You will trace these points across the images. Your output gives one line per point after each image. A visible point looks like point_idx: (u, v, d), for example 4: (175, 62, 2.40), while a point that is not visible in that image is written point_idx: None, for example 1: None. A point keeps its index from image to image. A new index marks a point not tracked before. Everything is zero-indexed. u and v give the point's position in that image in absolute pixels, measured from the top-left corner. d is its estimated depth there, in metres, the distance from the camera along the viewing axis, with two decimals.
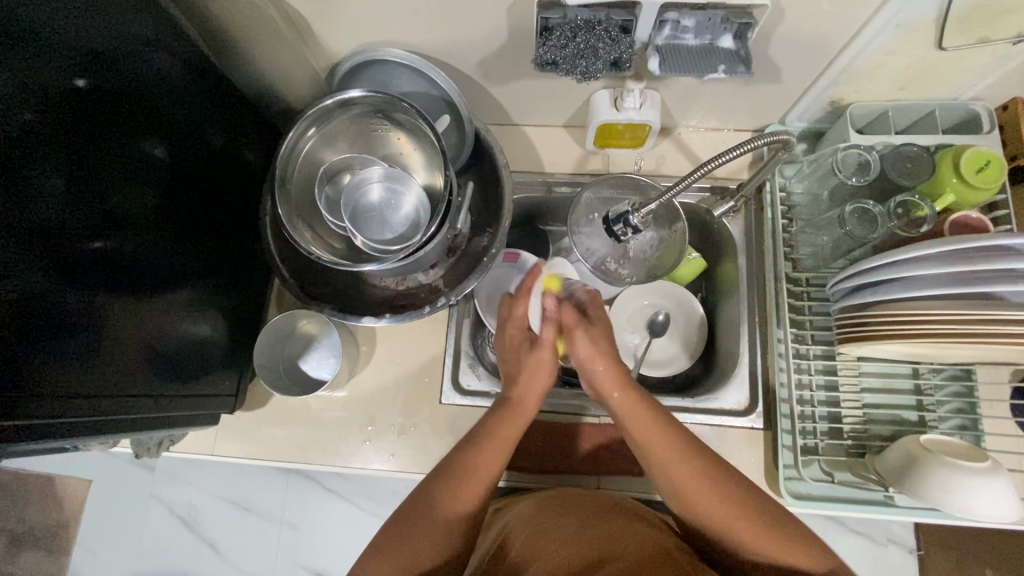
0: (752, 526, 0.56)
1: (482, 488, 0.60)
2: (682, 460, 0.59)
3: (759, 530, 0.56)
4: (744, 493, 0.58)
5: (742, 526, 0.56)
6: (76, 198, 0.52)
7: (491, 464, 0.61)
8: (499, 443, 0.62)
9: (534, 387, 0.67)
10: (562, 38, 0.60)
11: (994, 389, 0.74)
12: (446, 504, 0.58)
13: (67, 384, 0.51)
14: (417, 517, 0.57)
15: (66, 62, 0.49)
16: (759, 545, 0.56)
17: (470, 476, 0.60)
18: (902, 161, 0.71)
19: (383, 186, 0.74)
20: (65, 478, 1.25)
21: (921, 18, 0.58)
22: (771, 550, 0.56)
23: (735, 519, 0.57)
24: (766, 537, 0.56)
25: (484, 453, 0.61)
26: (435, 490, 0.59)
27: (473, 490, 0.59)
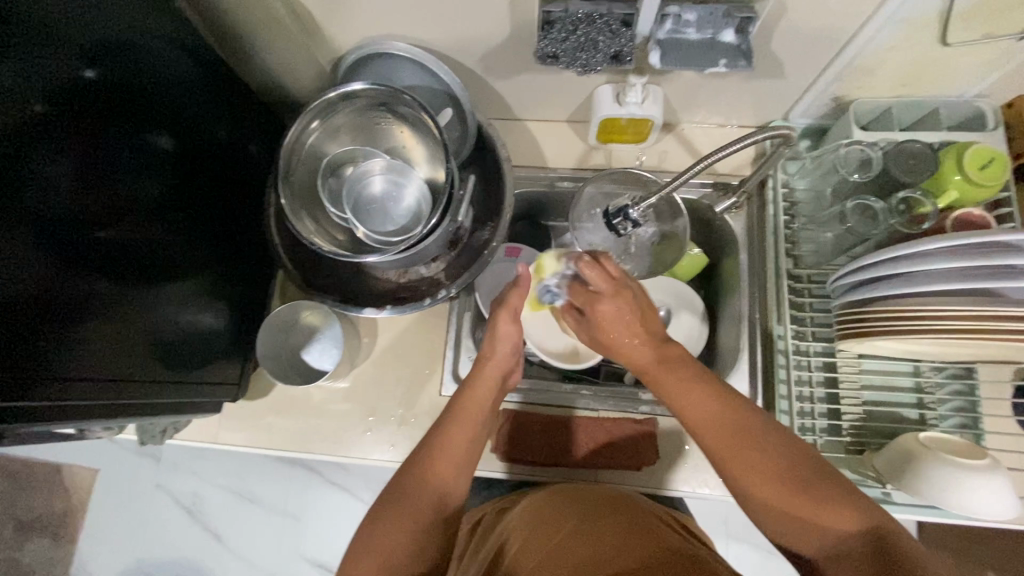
0: (762, 477, 0.51)
1: (456, 464, 0.60)
2: (705, 410, 0.55)
3: (767, 480, 0.51)
4: (748, 445, 0.53)
5: (752, 479, 0.52)
6: (84, 187, 0.53)
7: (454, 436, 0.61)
8: (467, 415, 0.63)
9: (503, 359, 0.67)
10: (563, 31, 0.61)
11: (996, 388, 0.74)
12: (424, 484, 0.58)
13: (72, 368, 0.52)
14: (395, 503, 0.57)
15: (75, 53, 0.50)
16: (773, 498, 0.51)
17: (444, 452, 0.60)
18: (904, 158, 0.69)
19: (386, 177, 0.76)
20: (73, 467, 1.27)
21: (925, 13, 0.58)
22: (785, 502, 0.51)
23: (746, 472, 0.52)
24: (777, 489, 0.51)
25: (455, 426, 0.62)
26: (410, 471, 0.59)
27: (442, 461, 0.59)
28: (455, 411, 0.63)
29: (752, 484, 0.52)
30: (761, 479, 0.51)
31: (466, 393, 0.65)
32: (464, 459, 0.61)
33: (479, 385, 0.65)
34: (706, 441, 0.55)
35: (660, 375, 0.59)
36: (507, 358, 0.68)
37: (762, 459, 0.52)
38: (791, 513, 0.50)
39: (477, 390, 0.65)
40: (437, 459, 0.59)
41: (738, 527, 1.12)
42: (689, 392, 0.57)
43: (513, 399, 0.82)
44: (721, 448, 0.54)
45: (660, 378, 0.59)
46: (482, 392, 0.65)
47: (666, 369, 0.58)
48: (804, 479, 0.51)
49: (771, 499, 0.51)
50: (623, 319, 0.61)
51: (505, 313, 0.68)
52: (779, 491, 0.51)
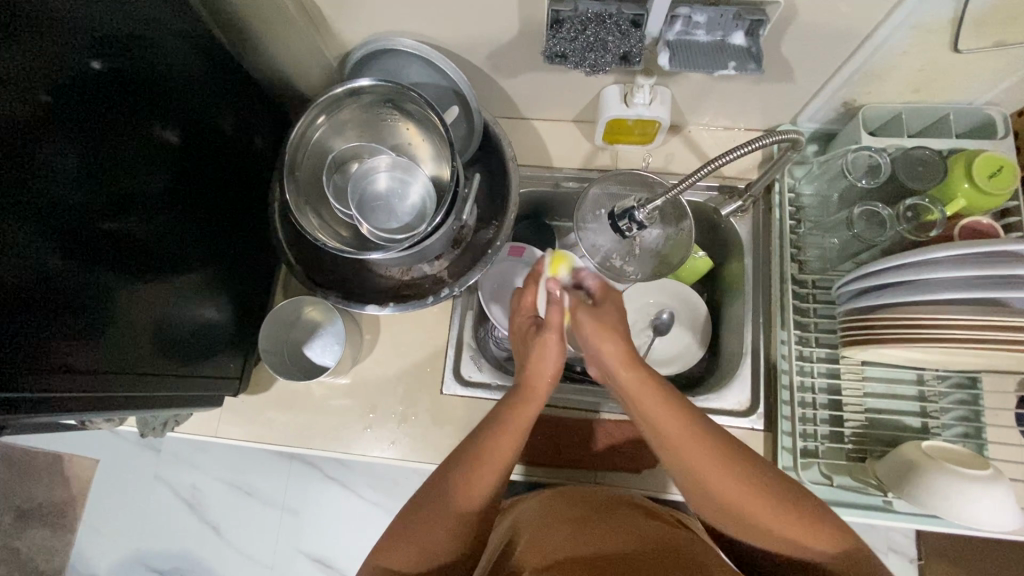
0: (730, 484, 0.53)
1: (497, 473, 0.58)
2: (680, 430, 0.54)
3: (744, 492, 0.52)
4: (732, 457, 0.53)
5: (720, 482, 0.53)
6: (90, 178, 0.53)
7: (504, 450, 0.58)
8: (519, 428, 0.60)
9: (554, 375, 0.62)
10: (572, 31, 0.60)
11: (1001, 398, 0.73)
12: (468, 496, 0.57)
13: (72, 360, 0.52)
14: (438, 511, 0.56)
15: (82, 44, 0.50)
16: (747, 510, 0.52)
17: (489, 463, 0.57)
18: (913, 165, 0.70)
19: (391, 175, 0.75)
20: (74, 457, 1.28)
21: (937, 19, 0.58)
22: (755, 510, 0.52)
23: (714, 479, 0.53)
24: (751, 499, 0.52)
25: (505, 442, 0.58)
26: (451, 481, 0.57)
27: (486, 478, 0.57)
28: (506, 423, 0.59)
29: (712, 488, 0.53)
30: (737, 488, 0.52)
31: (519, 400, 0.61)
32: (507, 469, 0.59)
33: (531, 395, 0.62)
34: (687, 462, 0.54)
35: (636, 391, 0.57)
36: (556, 373, 0.63)
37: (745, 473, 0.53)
38: (756, 522, 0.53)
39: (529, 402, 0.61)
40: (483, 472, 0.57)
41: None
42: (673, 418, 0.55)
43: None
44: (688, 457, 0.54)
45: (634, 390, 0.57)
46: (534, 406, 0.62)
47: (642, 382, 0.57)
48: (796, 500, 0.53)
49: (735, 503, 0.53)
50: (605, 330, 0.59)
51: (551, 343, 0.61)
52: (754, 504, 0.52)
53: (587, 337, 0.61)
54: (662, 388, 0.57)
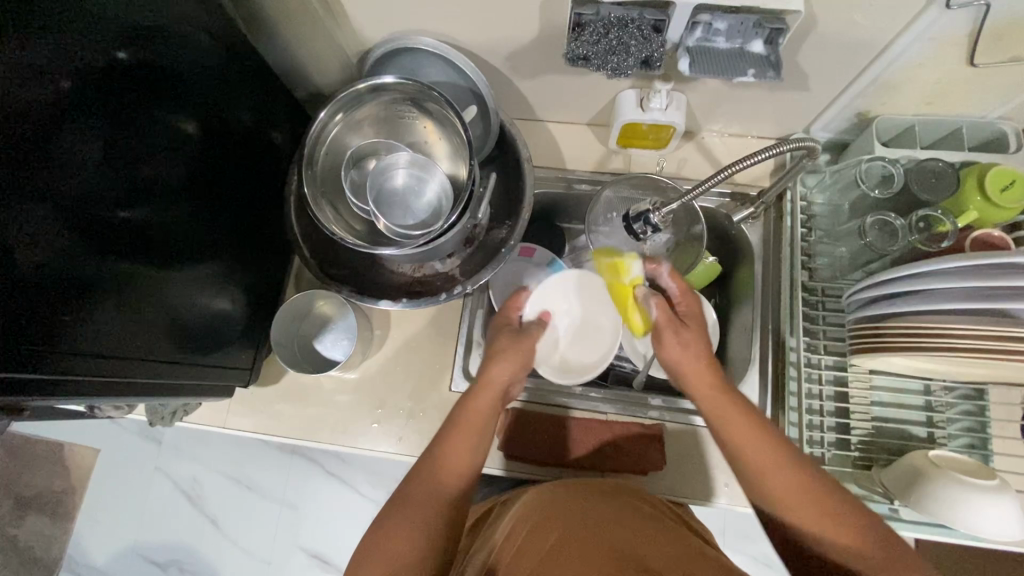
0: (780, 469, 0.55)
1: (459, 473, 0.61)
2: (742, 423, 0.58)
3: (775, 465, 0.55)
4: (792, 458, 0.55)
5: (768, 467, 0.55)
6: (108, 167, 0.53)
7: (459, 450, 0.62)
8: (473, 425, 0.64)
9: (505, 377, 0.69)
10: (594, 34, 0.61)
11: (1006, 410, 0.74)
12: (433, 493, 0.58)
13: (87, 343, 0.53)
14: (401, 515, 0.56)
15: (107, 35, 0.51)
16: (783, 496, 0.54)
17: (449, 463, 0.61)
18: (925, 176, 0.71)
19: (409, 172, 0.75)
20: (75, 446, 1.28)
21: (955, 33, 0.58)
22: (794, 505, 0.53)
23: (766, 464, 0.55)
24: (797, 491, 0.53)
25: (457, 441, 0.62)
26: (416, 479, 0.59)
27: (447, 477, 0.60)
28: (459, 423, 0.63)
29: (761, 476, 0.55)
30: (789, 481, 0.54)
31: (469, 400, 0.66)
32: (466, 466, 0.62)
33: (480, 400, 0.66)
34: (748, 456, 0.57)
35: (717, 403, 0.61)
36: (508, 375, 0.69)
37: (803, 471, 0.54)
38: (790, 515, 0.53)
39: (479, 401, 0.66)
40: (440, 467, 0.60)
41: (735, 538, 1.12)
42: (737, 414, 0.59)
43: (520, 399, 0.82)
44: (745, 442, 0.57)
45: (715, 400, 0.61)
46: (485, 403, 0.66)
47: (721, 393, 0.61)
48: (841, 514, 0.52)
49: (768, 483, 0.55)
50: (697, 342, 0.65)
51: (518, 342, 0.72)
52: (789, 485, 0.54)
53: (671, 359, 0.66)
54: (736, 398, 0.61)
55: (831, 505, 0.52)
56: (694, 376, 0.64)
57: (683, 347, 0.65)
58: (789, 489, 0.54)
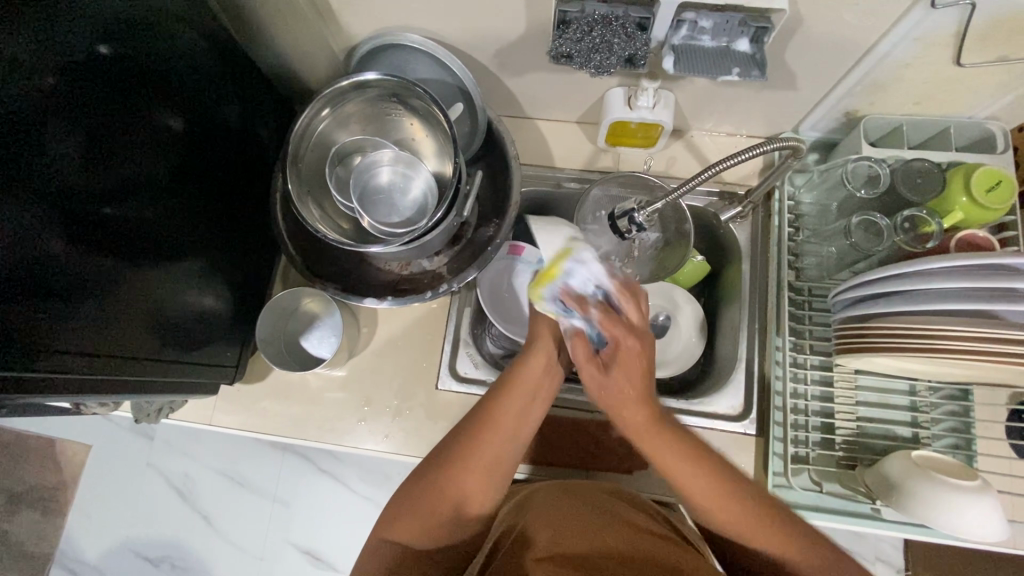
0: (715, 496, 0.57)
1: (502, 444, 0.59)
2: (680, 463, 0.57)
3: (735, 504, 0.57)
4: (741, 486, 0.57)
5: (697, 492, 0.57)
6: (91, 163, 0.53)
7: (502, 418, 0.60)
8: (523, 391, 0.61)
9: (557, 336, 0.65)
10: (578, 31, 0.61)
11: (990, 410, 0.74)
12: (468, 464, 0.58)
13: (72, 340, 0.52)
14: (443, 479, 0.58)
15: (91, 30, 0.50)
16: (741, 525, 0.57)
17: (491, 427, 0.59)
18: (911, 177, 0.70)
19: (393, 169, 0.76)
20: (67, 441, 1.28)
21: (941, 33, 0.58)
22: (727, 523, 0.57)
23: (700, 496, 0.57)
24: (740, 512, 0.57)
25: (505, 404, 0.60)
26: (456, 444, 0.59)
27: (487, 442, 0.59)
28: (509, 384, 0.62)
29: (693, 500, 0.58)
30: (728, 510, 0.57)
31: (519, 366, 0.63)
32: (512, 435, 0.60)
33: (529, 365, 0.63)
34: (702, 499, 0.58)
35: (662, 451, 0.58)
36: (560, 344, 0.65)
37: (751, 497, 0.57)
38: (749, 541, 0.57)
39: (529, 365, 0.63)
40: (483, 434, 0.59)
41: None
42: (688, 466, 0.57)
43: None
44: (698, 489, 0.57)
45: (644, 435, 0.59)
46: (535, 365, 0.63)
47: (652, 428, 0.58)
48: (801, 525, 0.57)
49: (723, 518, 0.57)
50: (631, 383, 0.57)
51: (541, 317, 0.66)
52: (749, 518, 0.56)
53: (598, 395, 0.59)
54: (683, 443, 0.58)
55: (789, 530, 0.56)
56: (634, 416, 0.58)
57: (609, 387, 0.58)
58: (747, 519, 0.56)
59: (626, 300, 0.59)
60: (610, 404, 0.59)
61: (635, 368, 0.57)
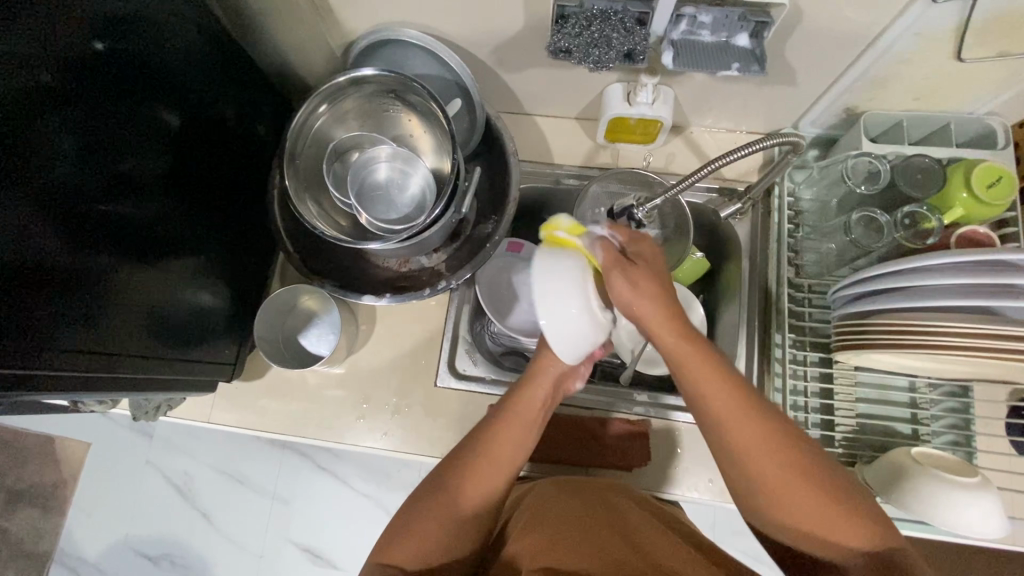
0: (760, 434, 0.49)
1: (502, 472, 0.59)
2: (725, 395, 0.49)
3: (798, 482, 0.48)
4: (781, 429, 0.49)
5: (741, 429, 0.49)
6: (87, 159, 0.52)
7: (504, 447, 0.60)
8: (525, 419, 0.61)
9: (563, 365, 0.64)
10: (576, 27, 0.61)
11: (990, 407, 0.74)
12: (466, 486, 0.58)
13: (68, 338, 0.52)
14: (442, 496, 0.57)
15: (85, 25, 0.50)
16: (799, 508, 0.48)
17: (492, 456, 0.59)
18: (912, 173, 0.70)
19: (391, 165, 0.76)
20: (66, 439, 1.28)
21: (942, 27, 0.58)
22: (776, 468, 0.48)
23: (739, 432, 0.49)
24: (785, 454, 0.48)
25: (507, 432, 0.60)
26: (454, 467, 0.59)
27: (488, 471, 0.59)
28: (511, 412, 0.61)
29: (739, 440, 0.49)
30: (769, 462, 0.48)
31: (523, 392, 0.63)
32: (511, 464, 0.60)
33: (533, 390, 0.62)
34: (761, 471, 0.49)
35: (712, 389, 0.50)
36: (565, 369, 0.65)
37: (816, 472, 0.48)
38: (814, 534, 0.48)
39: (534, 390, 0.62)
40: (483, 462, 0.59)
41: (723, 533, 1.12)
42: (744, 422, 0.49)
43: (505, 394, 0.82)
44: (756, 458, 0.49)
45: (687, 361, 0.50)
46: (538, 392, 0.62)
47: (695, 352, 0.50)
48: (862, 505, 0.49)
49: (781, 497, 0.48)
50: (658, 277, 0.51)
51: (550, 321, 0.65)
52: (812, 501, 0.48)
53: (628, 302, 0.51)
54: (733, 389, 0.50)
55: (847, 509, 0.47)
56: (665, 332, 0.50)
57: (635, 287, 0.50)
58: (806, 496, 0.48)
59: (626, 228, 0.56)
60: (643, 321, 0.51)
61: (652, 277, 0.51)
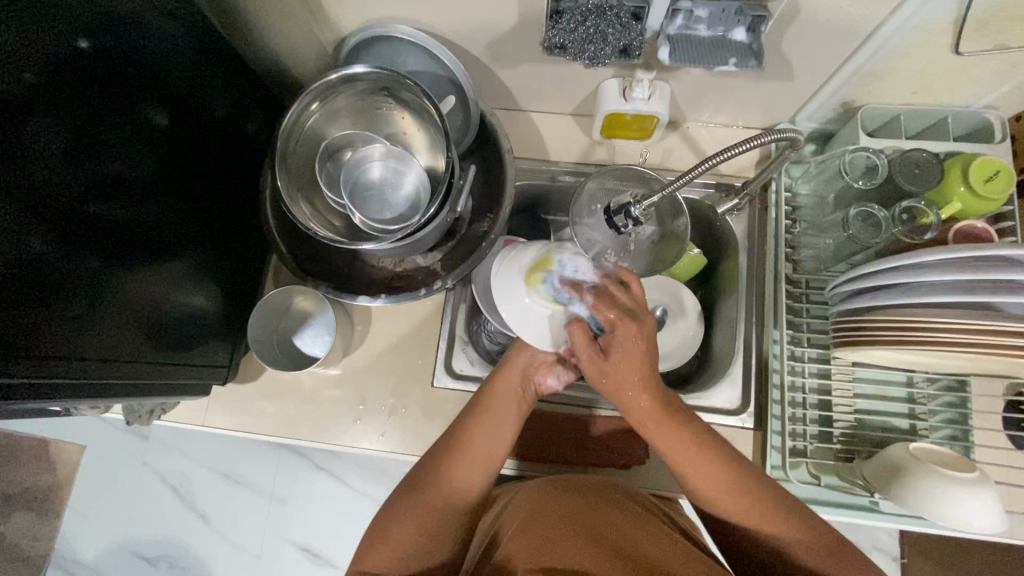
0: (703, 470, 0.57)
1: (477, 468, 0.62)
2: (680, 445, 0.58)
3: (757, 512, 0.56)
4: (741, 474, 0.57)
5: (711, 491, 0.57)
6: (75, 160, 0.51)
7: (478, 443, 0.62)
8: (495, 418, 0.64)
9: (526, 367, 0.67)
10: (572, 22, 0.60)
11: (987, 402, 0.74)
12: (444, 484, 0.60)
13: (57, 345, 0.51)
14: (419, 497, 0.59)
15: (70, 23, 0.49)
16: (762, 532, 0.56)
17: (467, 453, 0.62)
18: (909, 167, 0.69)
19: (385, 164, 0.74)
20: (60, 442, 1.27)
21: (940, 21, 0.57)
22: (740, 521, 0.57)
23: (711, 493, 0.57)
24: (739, 504, 0.56)
25: (478, 428, 0.63)
26: (431, 464, 0.62)
27: (462, 467, 0.61)
28: (481, 410, 0.64)
29: (678, 466, 0.58)
30: (741, 512, 0.56)
31: (490, 393, 0.65)
32: (484, 459, 0.62)
33: (500, 390, 0.65)
34: (726, 517, 0.57)
35: (693, 467, 0.57)
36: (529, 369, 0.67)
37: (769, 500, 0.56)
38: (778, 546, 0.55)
39: (500, 390, 0.65)
40: (458, 458, 0.61)
41: None
42: (718, 482, 0.57)
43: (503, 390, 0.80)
44: (725, 512, 0.57)
45: (649, 422, 0.58)
46: (506, 392, 0.65)
47: (659, 415, 0.58)
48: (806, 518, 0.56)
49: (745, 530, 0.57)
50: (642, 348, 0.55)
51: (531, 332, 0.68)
52: (772, 524, 0.56)
53: (614, 383, 0.57)
54: (708, 447, 0.58)
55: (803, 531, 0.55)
56: (642, 402, 0.57)
57: (629, 347, 0.55)
58: (763, 519, 0.56)
59: (621, 289, 0.59)
60: (625, 404, 0.58)
61: (638, 343, 0.55)
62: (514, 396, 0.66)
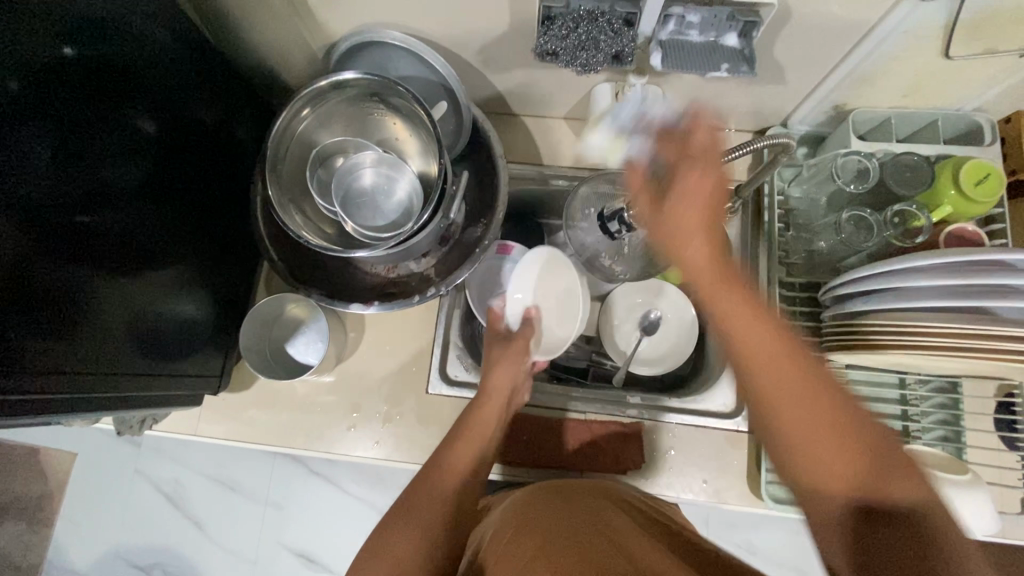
0: (781, 364, 0.48)
1: (455, 480, 0.67)
2: (749, 313, 0.50)
3: (818, 417, 0.47)
4: (822, 387, 0.48)
5: (783, 396, 0.48)
6: (61, 169, 0.50)
7: (457, 462, 0.68)
8: (473, 437, 0.70)
9: (501, 392, 0.73)
10: (564, 28, 0.59)
11: (979, 402, 0.75)
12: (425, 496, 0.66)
13: (42, 359, 0.50)
14: (404, 513, 0.66)
15: (54, 30, 0.48)
16: (826, 459, 0.46)
17: (447, 469, 0.68)
18: (901, 170, 0.70)
19: (377, 170, 0.74)
20: (51, 450, 1.25)
21: (931, 26, 0.57)
22: (801, 450, 0.47)
23: (785, 404, 0.48)
24: (813, 399, 0.47)
25: (459, 447, 0.69)
26: (419, 480, 0.68)
27: (442, 483, 0.67)
28: (462, 432, 0.70)
29: (732, 324, 0.51)
30: (800, 420, 0.47)
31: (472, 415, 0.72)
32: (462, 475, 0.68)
33: (480, 411, 0.72)
34: (787, 430, 0.48)
35: (762, 357, 0.49)
36: (506, 392, 0.74)
37: (842, 418, 0.46)
38: (838, 476, 0.45)
39: (482, 412, 0.71)
40: (437, 473, 0.68)
41: (718, 527, 1.12)
42: (794, 381, 0.48)
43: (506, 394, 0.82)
44: (789, 418, 0.48)
45: (706, 281, 0.53)
46: (488, 416, 0.72)
47: (720, 281, 0.52)
48: (884, 443, 0.46)
49: (809, 458, 0.47)
50: (705, 174, 0.53)
51: (518, 353, 0.77)
52: (830, 439, 0.46)
53: (676, 211, 0.54)
54: (791, 354, 0.49)
55: (879, 462, 0.45)
56: (701, 259, 0.53)
57: (693, 180, 0.53)
58: (829, 441, 0.46)
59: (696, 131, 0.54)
60: (689, 264, 0.54)
61: (703, 168, 0.53)
62: (494, 417, 0.72)
